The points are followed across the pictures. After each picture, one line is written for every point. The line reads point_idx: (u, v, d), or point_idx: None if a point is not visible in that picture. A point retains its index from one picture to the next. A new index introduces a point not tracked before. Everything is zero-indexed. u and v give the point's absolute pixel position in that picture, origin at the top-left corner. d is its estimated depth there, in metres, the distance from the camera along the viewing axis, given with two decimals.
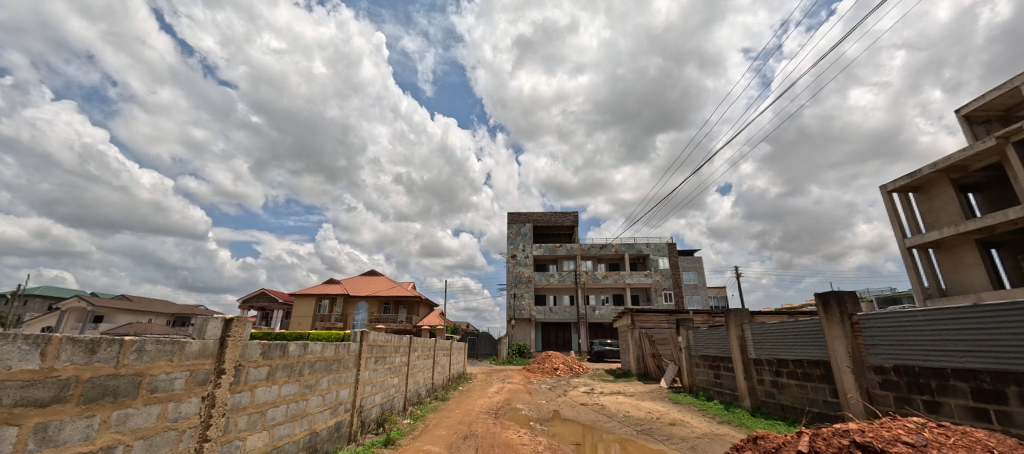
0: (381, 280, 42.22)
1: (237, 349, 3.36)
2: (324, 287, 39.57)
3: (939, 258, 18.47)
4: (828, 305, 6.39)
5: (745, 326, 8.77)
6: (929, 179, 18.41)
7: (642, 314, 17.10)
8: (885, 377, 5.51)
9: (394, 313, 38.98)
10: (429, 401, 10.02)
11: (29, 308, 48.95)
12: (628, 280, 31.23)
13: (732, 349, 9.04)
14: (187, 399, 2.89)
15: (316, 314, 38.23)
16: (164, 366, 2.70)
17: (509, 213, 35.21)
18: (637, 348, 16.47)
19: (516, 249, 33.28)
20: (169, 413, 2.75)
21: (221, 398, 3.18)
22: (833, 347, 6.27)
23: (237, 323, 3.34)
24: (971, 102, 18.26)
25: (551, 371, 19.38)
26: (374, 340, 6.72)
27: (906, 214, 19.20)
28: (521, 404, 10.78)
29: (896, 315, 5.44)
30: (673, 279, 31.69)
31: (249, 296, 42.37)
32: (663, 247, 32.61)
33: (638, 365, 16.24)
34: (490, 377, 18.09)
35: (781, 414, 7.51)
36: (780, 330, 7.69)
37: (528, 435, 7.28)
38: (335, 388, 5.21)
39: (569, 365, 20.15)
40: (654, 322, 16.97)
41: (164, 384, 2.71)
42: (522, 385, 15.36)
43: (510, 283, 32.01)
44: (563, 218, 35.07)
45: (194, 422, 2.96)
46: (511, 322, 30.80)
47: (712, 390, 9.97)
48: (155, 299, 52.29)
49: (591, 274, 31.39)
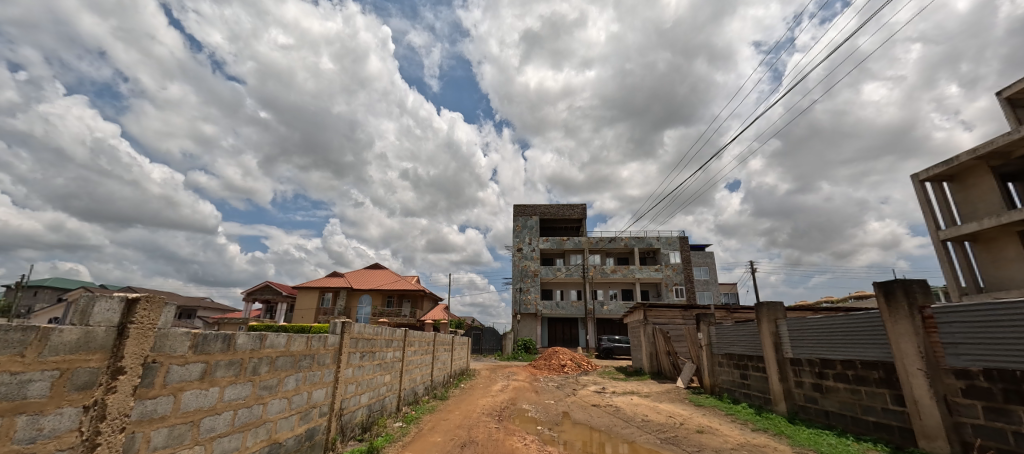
0: (384, 274, 41.66)
1: (149, 340, 2.50)
2: (328, 280, 39.06)
3: (976, 252, 17.22)
4: (891, 296, 5.41)
5: (781, 322, 7.80)
6: (967, 167, 17.13)
7: (655, 308, 16.13)
8: (971, 383, 4.53)
9: (397, 307, 38.40)
10: (426, 399, 9.18)
11: (38, 299, 49.28)
12: (638, 274, 30.20)
13: (764, 347, 8.08)
14: (56, 409, 2.06)
15: (319, 307, 37.71)
16: (4, 364, 1.87)
17: (515, 206, 34.27)
18: (650, 345, 15.52)
19: (522, 242, 32.42)
20: (20, 432, 1.92)
21: (119, 408, 2.33)
22: (898, 345, 5.29)
23: (145, 306, 2.47)
24: (1014, 84, 16.91)
25: (559, 368, 18.50)
26: (360, 332, 5.88)
27: (940, 205, 17.95)
28: (527, 404, 9.92)
29: (989, 310, 4.46)
30: (685, 274, 30.59)
31: (252, 289, 42.00)
32: (675, 241, 31.48)
33: (652, 363, 15.32)
34: (494, 373, 17.31)
35: (825, 422, 6.56)
36: (825, 326, 6.71)
37: (535, 443, 6.36)
38: (305, 389, 4.35)
39: (577, 362, 19.26)
40: (669, 317, 16.01)
41: (8, 391, 1.89)
42: (529, 383, 14.51)
43: (516, 277, 31.16)
44: (571, 210, 34.04)
45: (70, 443, 2.12)
46: (516, 317, 30.00)
47: (739, 393, 9.05)
48: (161, 292, 52.40)
49: (599, 268, 30.42)
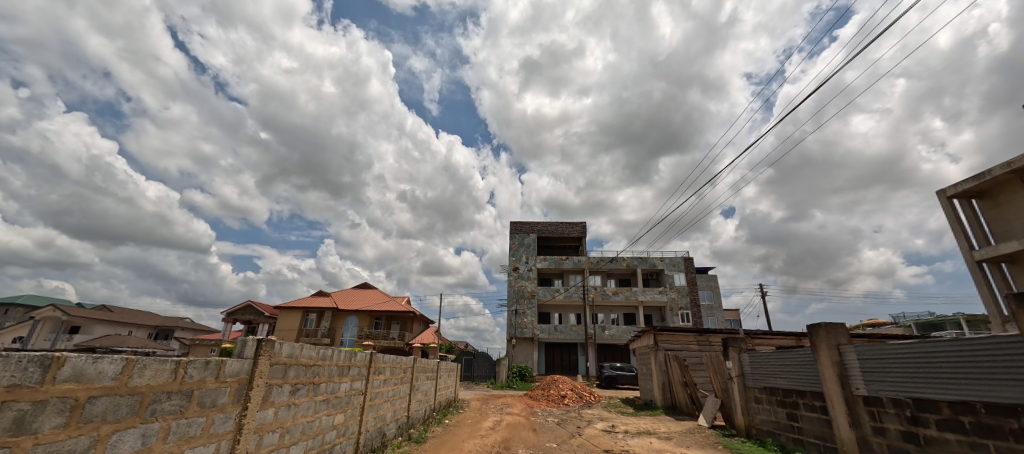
0: (373, 294, 39.57)
1: None
2: (312, 300, 36.93)
3: (1016, 275, 15.69)
4: None
5: (845, 348, 6.17)
6: (1000, 182, 15.79)
7: (667, 333, 14.38)
8: None
9: (385, 329, 36.15)
10: (397, 443, 7.34)
11: (7, 317, 46.62)
12: (641, 297, 28.40)
13: (824, 381, 6.44)
14: None
15: (301, 329, 35.38)
16: None
17: (512, 223, 32.73)
18: (662, 374, 13.73)
19: (518, 260, 30.71)
20: None
21: None
22: None
23: None
24: None
25: (558, 399, 16.50)
26: (293, 355, 4.16)
27: (971, 223, 16.57)
28: (523, 448, 8.05)
29: None
30: (691, 297, 28.79)
31: (233, 309, 39.70)
32: (679, 262, 29.90)
33: (664, 395, 13.47)
34: (485, 405, 15.29)
35: None
36: (919, 354, 5.12)
37: None
38: (165, 451, 2.67)
39: (578, 393, 17.27)
40: (682, 343, 14.25)
41: None
42: (525, 418, 12.56)
43: (512, 298, 29.28)
44: (570, 228, 32.49)
45: None
46: (512, 341, 27.96)
47: (786, 438, 7.36)
48: (138, 311, 49.85)
49: (600, 290, 28.62)
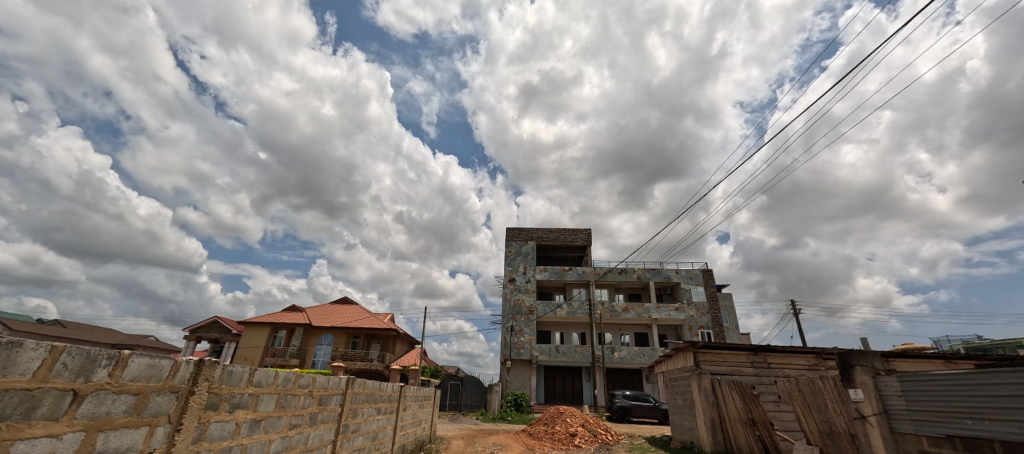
0: (353, 309, 35.58)
1: None
2: (283, 315, 32.86)
3: None
4: None
5: None
6: None
7: (710, 351, 10.89)
8: None
9: (364, 349, 32.01)
10: None
11: None
12: (655, 314, 24.79)
13: None
14: None
15: (268, 348, 31.13)
16: None
17: (508, 229, 29.26)
18: (710, 407, 10.19)
19: (515, 271, 27.17)
20: None
21: None
22: None
23: None
24: None
25: (567, 440, 12.69)
26: None
27: None
28: None
29: None
30: (711, 315, 25.24)
31: (196, 326, 35.37)
32: (697, 274, 26.43)
33: (714, 437, 9.86)
34: (471, 448, 11.47)
35: None
36: None
37: None
38: None
39: (592, 430, 13.46)
40: (732, 364, 10.75)
41: None
42: None
43: (507, 314, 25.60)
44: (573, 236, 29.08)
45: None
46: (506, 364, 24.11)
47: None
48: (96, 328, 45.41)
49: (608, 306, 25.04)
